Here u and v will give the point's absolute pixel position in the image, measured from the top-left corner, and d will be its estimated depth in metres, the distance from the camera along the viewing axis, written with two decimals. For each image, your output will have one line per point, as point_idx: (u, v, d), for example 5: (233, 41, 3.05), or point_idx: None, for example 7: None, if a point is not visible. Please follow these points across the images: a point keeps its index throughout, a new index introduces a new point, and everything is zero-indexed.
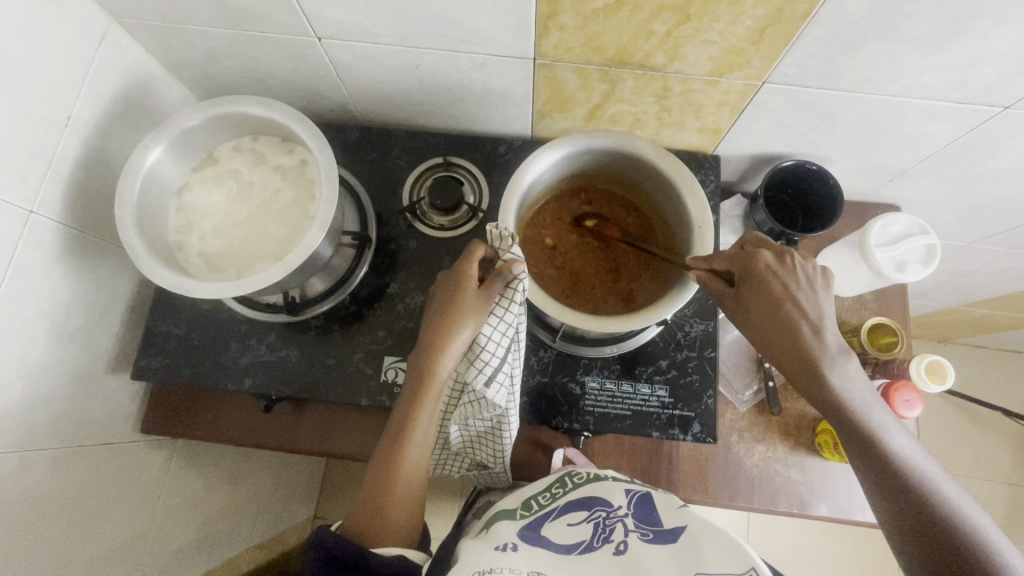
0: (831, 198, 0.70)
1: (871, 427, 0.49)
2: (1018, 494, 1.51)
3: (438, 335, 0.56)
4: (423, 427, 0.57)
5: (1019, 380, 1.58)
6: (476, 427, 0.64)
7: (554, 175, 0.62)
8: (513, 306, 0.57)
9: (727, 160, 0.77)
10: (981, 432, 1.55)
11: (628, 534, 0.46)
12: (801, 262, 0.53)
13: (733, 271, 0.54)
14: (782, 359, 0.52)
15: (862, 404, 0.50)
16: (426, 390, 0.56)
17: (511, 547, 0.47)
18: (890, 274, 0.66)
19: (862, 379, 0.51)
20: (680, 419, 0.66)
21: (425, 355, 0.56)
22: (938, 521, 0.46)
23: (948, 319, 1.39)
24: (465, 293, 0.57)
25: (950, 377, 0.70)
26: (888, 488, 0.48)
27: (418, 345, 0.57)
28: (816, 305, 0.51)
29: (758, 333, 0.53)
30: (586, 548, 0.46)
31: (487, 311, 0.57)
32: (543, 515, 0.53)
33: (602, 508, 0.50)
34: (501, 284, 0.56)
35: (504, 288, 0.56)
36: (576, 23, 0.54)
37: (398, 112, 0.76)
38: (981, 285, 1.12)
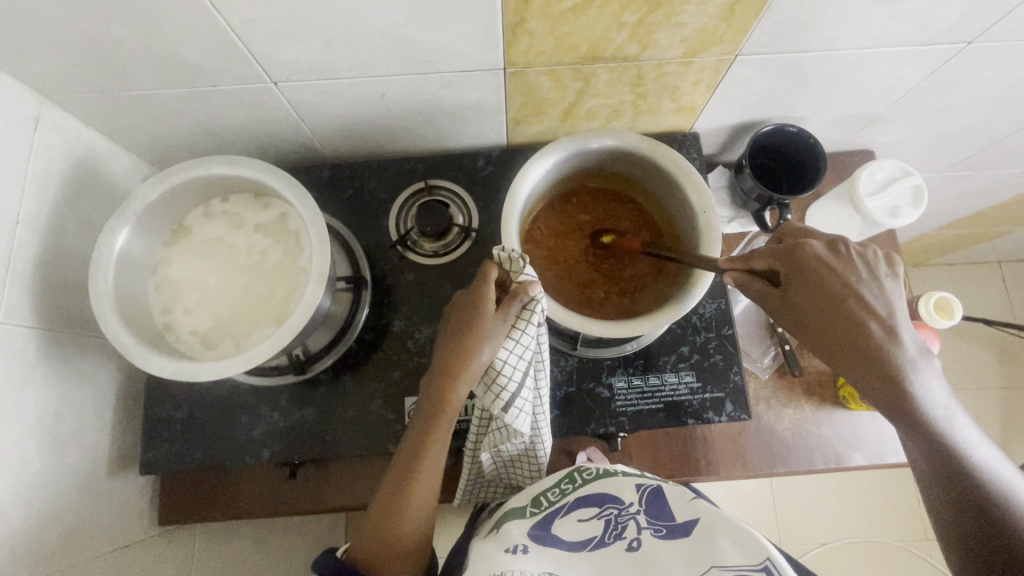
0: (813, 156, 0.71)
1: (937, 418, 0.49)
2: (1009, 395, 1.59)
3: (455, 362, 0.54)
4: (436, 457, 0.55)
5: (990, 288, 1.66)
6: (509, 453, 0.62)
7: (546, 184, 0.61)
8: (530, 324, 0.55)
9: (706, 134, 0.76)
10: (966, 343, 1.62)
11: (641, 531, 0.45)
12: (856, 253, 0.54)
13: (785, 267, 0.55)
14: (839, 350, 0.53)
15: (930, 398, 0.50)
16: (444, 417, 0.54)
17: (521, 548, 0.47)
18: (884, 220, 0.68)
19: (935, 375, 0.51)
20: (711, 401, 0.66)
21: (442, 384, 0.54)
22: (999, 506, 0.47)
23: (921, 244, 1.45)
24: (481, 316, 0.54)
25: (958, 312, 0.68)
26: (953, 479, 0.48)
27: (433, 374, 0.55)
28: (879, 297, 0.53)
29: (808, 326, 0.54)
30: (598, 544, 0.46)
31: (503, 335, 0.55)
32: (553, 512, 0.52)
33: (613, 505, 0.49)
34: (519, 306, 0.55)
35: (520, 311, 0.55)
36: (546, 26, 0.52)
37: (366, 142, 0.72)
38: (951, 209, 1.17)
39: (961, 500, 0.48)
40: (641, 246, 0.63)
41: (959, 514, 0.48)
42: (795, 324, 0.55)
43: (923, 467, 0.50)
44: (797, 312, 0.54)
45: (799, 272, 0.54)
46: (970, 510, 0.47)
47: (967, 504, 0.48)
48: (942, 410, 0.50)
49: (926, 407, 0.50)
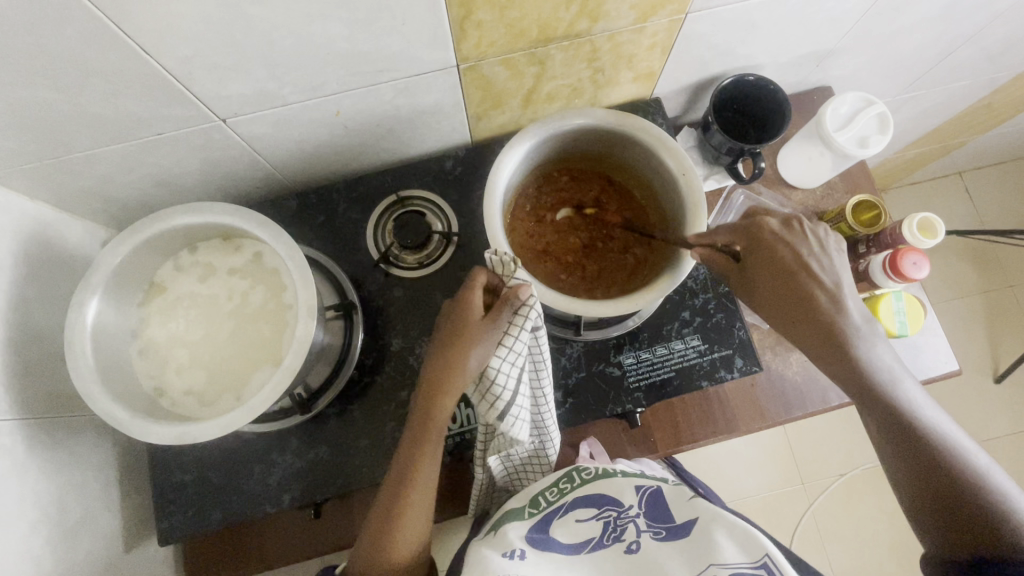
0: (776, 101, 0.71)
1: (886, 380, 0.52)
2: (990, 299, 1.65)
3: (444, 372, 0.52)
4: (428, 474, 0.54)
5: (956, 199, 1.71)
6: (518, 457, 0.62)
7: (520, 174, 0.60)
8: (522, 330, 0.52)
9: (668, 97, 0.76)
10: (943, 256, 1.67)
11: (641, 534, 0.52)
12: (808, 227, 0.56)
13: (742, 245, 0.56)
14: (794, 316, 0.54)
15: (882, 365, 0.52)
16: (434, 426, 0.53)
17: (520, 553, 0.51)
18: (855, 152, 0.68)
19: (883, 342, 0.53)
20: (721, 359, 0.66)
21: (431, 394, 0.53)
22: (945, 461, 0.49)
23: (886, 169, 1.48)
24: (471, 324, 0.52)
25: (939, 231, 0.69)
26: (900, 436, 0.50)
27: (422, 384, 0.53)
28: (828, 270, 0.55)
29: (766, 297, 0.55)
30: (598, 545, 0.53)
31: (493, 345, 0.52)
32: (553, 513, 0.56)
33: (612, 507, 0.55)
34: (511, 314, 0.52)
35: (510, 318, 0.53)
36: (493, 15, 0.51)
37: (330, 164, 0.70)
38: (909, 130, 1.19)
39: (907, 454, 0.50)
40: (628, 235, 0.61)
41: (905, 469, 0.50)
42: (753, 297, 0.56)
43: (881, 438, 0.52)
44: (754, 283, 0.56)
45: (755, 246, 0.56)
46: (917, 466, 0.49)
47: (917, 458, 0.49)
48: (891, 372, 0.52)
49: (877, 369, 0.52)
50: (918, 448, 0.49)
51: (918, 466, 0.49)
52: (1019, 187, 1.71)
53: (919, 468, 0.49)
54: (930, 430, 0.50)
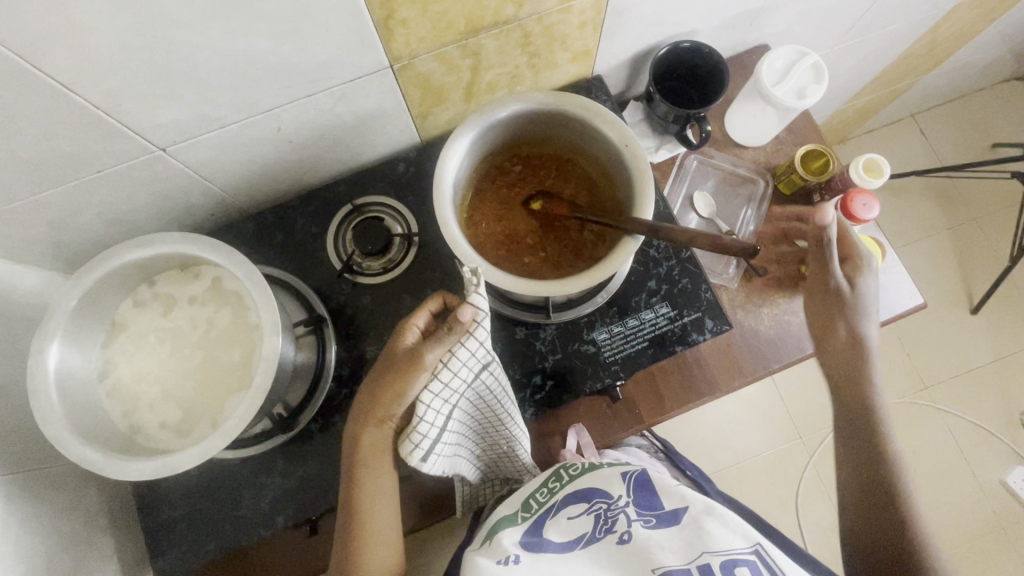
0: (712, 63, 0.72)
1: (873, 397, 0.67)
2: (958, 234, 1.69)
3: (374, 400, 0.54)
4: (376, 494, 0.57)
5: (913, 141, 1.75)
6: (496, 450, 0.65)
7: (469, 167, 0.60)
8: (452, 355, 0.52)
9: (609, 74, 0.77)
10: (907, 199, 1.71)
11: (632, 523, 0.53)
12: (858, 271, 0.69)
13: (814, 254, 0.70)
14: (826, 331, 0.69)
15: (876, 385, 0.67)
16: (360, 454, 0.56)
17: (515, 557, 0.51)
18: (795, 105, 0.69)
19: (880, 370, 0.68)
20: (691, 323, 0.67)
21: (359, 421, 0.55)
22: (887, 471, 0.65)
23: (841, 120, 1.52)
24: (400, 351, 0.54)
25: (885, 168, 0.71)
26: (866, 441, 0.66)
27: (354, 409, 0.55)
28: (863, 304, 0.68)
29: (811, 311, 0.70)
30: (590, 540, 0.54)
31: (418, 377, 0.52)
32: (544, 514, 0.57)
33: (602, 500, 0.56)
34: (443, 338, 0.51)
35: (439, 348, 0.51)
36: (416, 11, 0.51)
37: (282, 182, 0.70)
38: (855, 79, 1.22)
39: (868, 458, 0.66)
40: (568, 212, 0.61)
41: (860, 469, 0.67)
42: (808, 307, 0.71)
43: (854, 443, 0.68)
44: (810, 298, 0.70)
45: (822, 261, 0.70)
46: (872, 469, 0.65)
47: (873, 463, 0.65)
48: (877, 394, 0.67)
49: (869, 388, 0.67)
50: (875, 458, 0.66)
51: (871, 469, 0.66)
52: (971, 122, 1.76)
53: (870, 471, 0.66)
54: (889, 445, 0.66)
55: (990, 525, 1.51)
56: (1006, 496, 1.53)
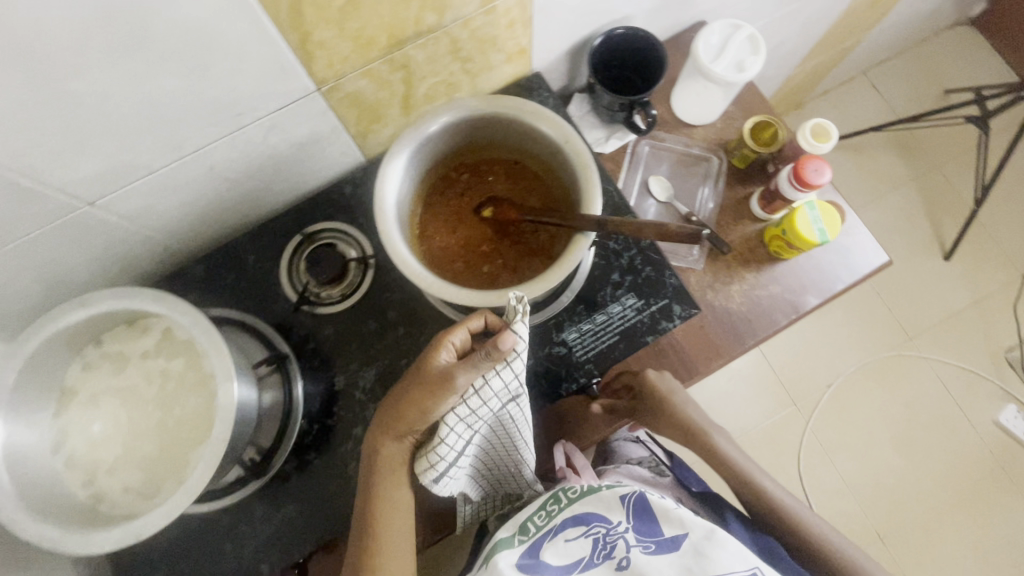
0: (649, 46, 0.72)
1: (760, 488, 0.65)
2: (922, 184, 1.70)
3: (397, 413, 0.53)
4: (389, 509, 0.56)
5: (868, 97, 1.76)
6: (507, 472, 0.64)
7: (412, 183, 0.58)
8: (484, 381, 0.51)
9: (549, 69, 0.76)
10: (870, 155, 1.73)
11: (631, 549, 0.53)
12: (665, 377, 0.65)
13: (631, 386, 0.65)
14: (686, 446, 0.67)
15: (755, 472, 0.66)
16: (377, 468, 0.55)
17: None
18: (739, 81, 0.68)
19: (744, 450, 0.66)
20: (660, 311, 0.67)
21: (379, 432, 0.54)
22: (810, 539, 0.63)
23: (794, 85, 1.53)
24: (431, 368, 0.52)
25: (833, 130, 0.71)
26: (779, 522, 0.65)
27: (376, 420, 0.54)
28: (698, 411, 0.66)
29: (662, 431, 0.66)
30: (589, 564, 0.54)
31: (445, 398, 0.51)
32: (540, 539, 0.56)
33: (600, 523, 0.55)
34: (476, 361, 0.50)
35: (469, 371, 0.50)
36: (332, 31, 0.50)
37: (227, 220, 0.68)
38: (800, 44, 1.22)
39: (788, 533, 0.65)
40: (517, 217, 0.60)
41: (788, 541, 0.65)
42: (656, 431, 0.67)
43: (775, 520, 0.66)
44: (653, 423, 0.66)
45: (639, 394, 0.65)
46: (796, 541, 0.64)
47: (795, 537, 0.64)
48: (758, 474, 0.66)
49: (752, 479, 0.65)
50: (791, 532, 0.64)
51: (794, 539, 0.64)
52: (922, 72, 1.77)
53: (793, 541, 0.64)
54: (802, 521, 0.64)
55: (988, 466, 1.53)
56: (1000, 435, 1.55)
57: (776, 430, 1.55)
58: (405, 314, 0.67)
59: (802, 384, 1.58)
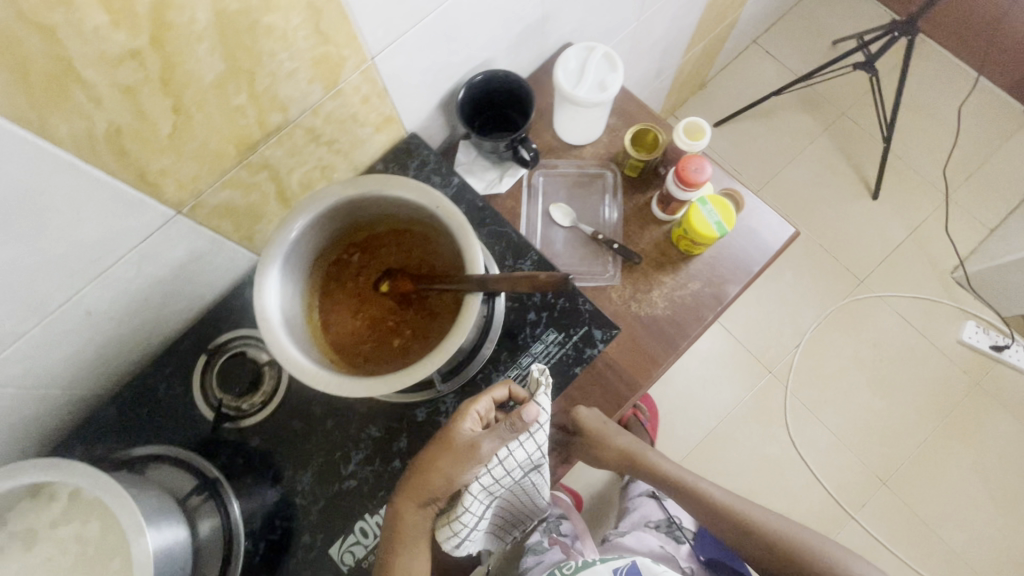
0: (512, 83, 0.74)
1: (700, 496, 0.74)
2: (835, 132, 1.76)
3: (421, 482, 0.56)
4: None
5: (764, 63, 1.83)
6: (513, 510, 0.70)
7: (298, 281, 0.57)
8: (510, 451, 0.56)
9: (426, 127, 0.76)
10: (779, 117, 1.79)
11: None
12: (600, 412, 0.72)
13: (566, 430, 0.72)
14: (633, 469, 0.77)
15: (692, 482, 0.75)
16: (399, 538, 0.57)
17: None
18: (606, 99, 0.69)
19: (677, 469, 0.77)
20: (582, 339, 0.66)
21: (406, 502, 0.56)
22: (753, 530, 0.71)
23: (689, 70, 1.58)
24: (456, 438, 0.56)
25: (706, 126, 0.74)
26: (725, 524, 0.72)
27: (401, 491, 0.57)
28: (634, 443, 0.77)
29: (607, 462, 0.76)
30: None
31: (472, 468, 0.55)
32: None
33: None
34: (501, 432, 0.56)
35: (494, 441, 0.56)
36: (170, 157, 0.49)
37: (129, 357, 0.65)
38: (678, 35, 1.26)
39: (736, 531, 0.72)
40: (414, 287, 0.60)
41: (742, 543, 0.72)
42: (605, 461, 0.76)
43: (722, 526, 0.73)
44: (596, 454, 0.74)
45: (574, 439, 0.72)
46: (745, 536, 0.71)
47: (742, 532, 0.71)
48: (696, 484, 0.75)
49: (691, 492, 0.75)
50: (739, 529, 0.72)
51: (745, 538, 0.71)
52: (806, 29, 1.85)
53: (745, 540, 0.71)
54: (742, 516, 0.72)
55: (965, 385, 1.56)
56: (969, 352, 1.58)
57: (758, 402, 1.56)
58: (331, 407, 0.65)
59: (771, 352, 1.60)
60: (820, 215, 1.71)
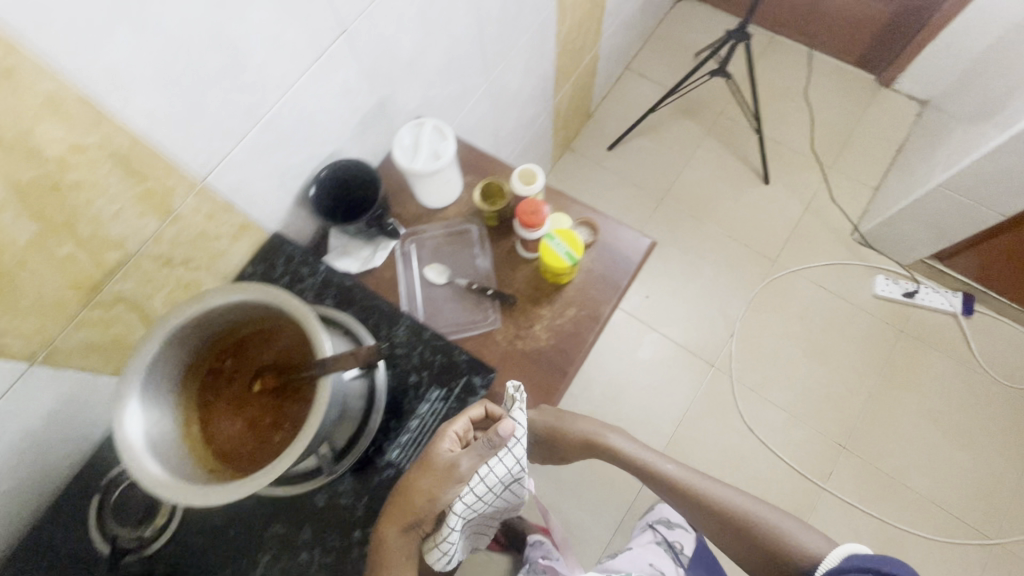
0: (354, 169, 0.80)
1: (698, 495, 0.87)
2: (717, 132, 1.90)
3: (403, 506, 0.59)
4: None
5: (640, 84, 1.98)
6: (489, 519, 0.75)
7: (165, 401, 0.59)
8: (488, 467, 0.64)
9: (291, 223, 0.81)
10: (665, 129, 1.92)
11: None
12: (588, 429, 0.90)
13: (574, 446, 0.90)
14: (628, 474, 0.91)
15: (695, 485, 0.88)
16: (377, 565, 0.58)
17: None
18: (441, 165, 0.76)
19: (679, 474, 0.89)
20: (464, 388, 0.69)
21: (390, 527, 0.59)
22: (740, 524, 0.84)
23: (567, 106, 1.70)
24: (435, 459, 0.61)
25: (537, 168, 0.81)
26: (715, 520, 0.86)
27: (384, 518, 0.59)
28: (638, 455, 0.90)
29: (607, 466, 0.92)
30: None
31: (450, 485, 0.60)
32: None
33: None
34: (478, 449, 0.61)
35: (473, 458, 0.61)
36: (3, 315, 0.52)
37: (18, 513, 0.64)
38: (540, 82, 1.37)
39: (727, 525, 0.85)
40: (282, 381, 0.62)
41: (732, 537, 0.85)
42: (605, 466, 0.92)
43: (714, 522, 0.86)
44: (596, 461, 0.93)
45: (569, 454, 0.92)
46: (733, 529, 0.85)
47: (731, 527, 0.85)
48: (695, 484, 0.88)
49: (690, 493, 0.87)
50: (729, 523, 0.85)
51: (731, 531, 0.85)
52: (669, 47, 2.03)
53: (731, 532, 0.85)
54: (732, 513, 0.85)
55: (892, 336, 1.64)
56: (887, 304, 1.67)
57: (708, 397, 1.60)
58: (232, 514, 0.65)
59: (709, 346, 1.66)
60: (722, 208, 1.82)
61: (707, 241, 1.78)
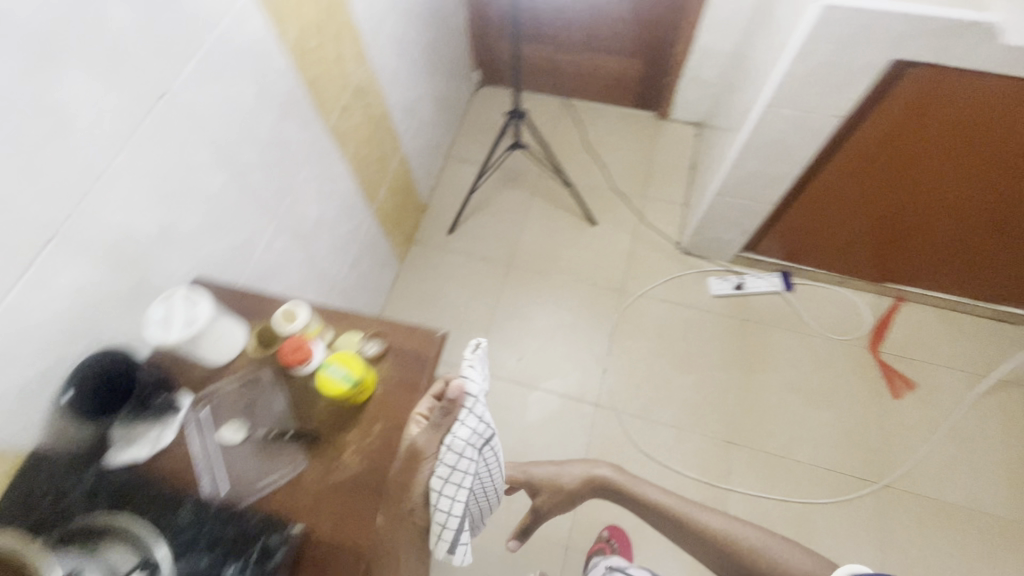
0: (102, 361, 0.77)
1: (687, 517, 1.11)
2: (541, 191, 2.07)
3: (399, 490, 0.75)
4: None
5: (462, 168, 2.14)
6: (485, 489, 0.89)
7: None
8: (454, 432, 0.76)
9: (57, 432, 0.76)
10: (495, 201, 2.07)
11: None
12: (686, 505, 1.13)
13: (590, 488, 1.21)
14: (691, 542, 1.10)
15: (688, 509, 1.12)
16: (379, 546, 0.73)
17: None
18: (198, 324, 0.79)
19: (705, 513, 1.11)
20: (262, 552, 0.67)
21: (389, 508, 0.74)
22: (717, 540, 1.06)
23: (392, 208, 1.79)
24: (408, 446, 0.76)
25: (294, 305, 0.87)
26: (699, 541, 1.08)
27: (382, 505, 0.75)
28: (645, 490, 1.17)
29: (690, 546, 1.11)
30: None
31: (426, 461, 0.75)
32: None
33: None
34: (436, 417, 0.75)
35: (431, 429, 0.75)
36: None
37: None
38: (344, 199, 1.44)
39: (708, 543, 1.07)
40: None
41: (714, 557, 1.07)
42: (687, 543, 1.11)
43: (697, 544, 1.09)
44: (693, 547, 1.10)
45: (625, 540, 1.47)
46: (714, 546, 1.06)
47: (709, 542, 1.07)
48: (687, 509, 1.12)
49: (681, 515, 1.11)
50: (709, 542, 1.07)
51: (711, 548, 1.06)
52: (479, 130, 2.22)
53: (711, 550, 1.07)
54: (714, 531, 1.07)
55: (739, 326, 1.80)
56: (725, 300, 1.84)
57: (602, 435, 1.64)
58: None
59: (589, 387, 1.72)
60: (565, 257, 1.95)
61: (560, 289, 1.90)
